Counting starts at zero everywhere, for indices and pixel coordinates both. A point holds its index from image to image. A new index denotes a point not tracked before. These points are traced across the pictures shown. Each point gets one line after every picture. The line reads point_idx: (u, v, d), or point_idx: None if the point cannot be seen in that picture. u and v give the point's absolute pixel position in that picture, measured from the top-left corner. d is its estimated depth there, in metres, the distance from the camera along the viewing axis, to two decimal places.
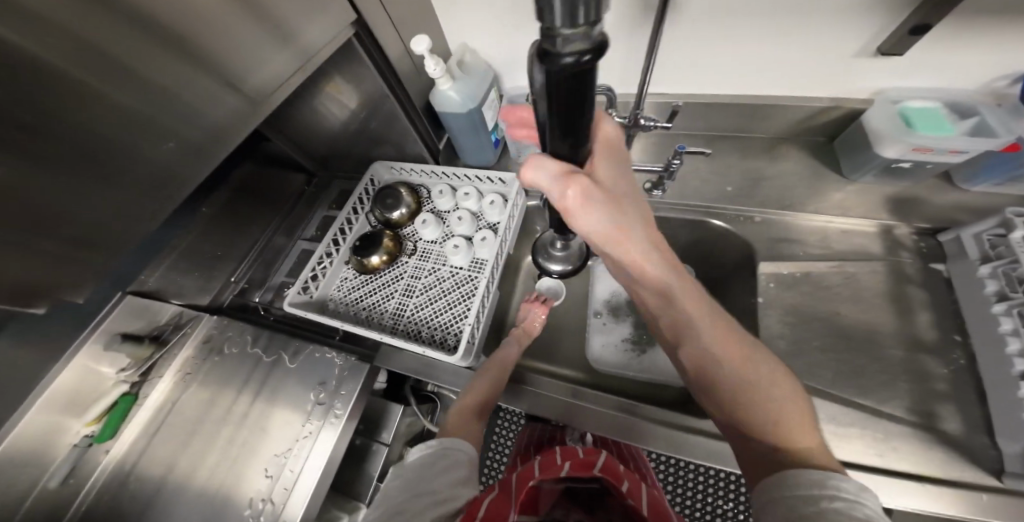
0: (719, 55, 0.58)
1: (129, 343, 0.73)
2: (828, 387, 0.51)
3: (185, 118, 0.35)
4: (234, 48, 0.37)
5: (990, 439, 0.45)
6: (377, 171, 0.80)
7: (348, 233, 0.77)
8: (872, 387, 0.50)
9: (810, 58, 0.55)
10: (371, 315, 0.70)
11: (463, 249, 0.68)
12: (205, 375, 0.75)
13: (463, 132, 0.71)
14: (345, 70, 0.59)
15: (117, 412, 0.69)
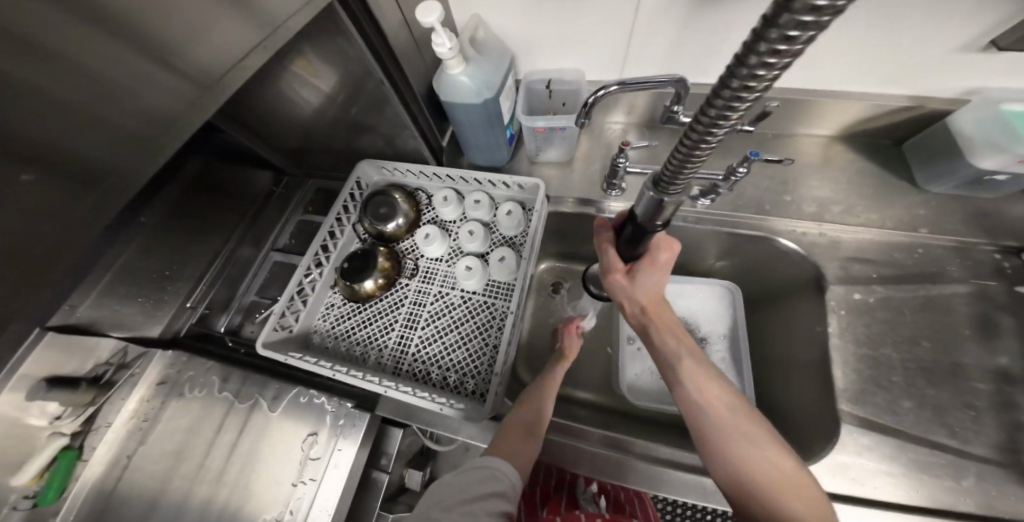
0: None
1: (60, 389, 0.56)
2: (909, 430, 0.45)
3: (114, 105, 0.25)
4: (174, 11, 0.26)
5: None
6: (363, 171, 0.66)
7: (331, 250, 0.63)
8: (955, 425, 0.45)
9: (904, 51, 0.47)
10: (368, 351, 0.59)
11: (477, 271, 0.57)
12: (168, 423, 0.62)
13: (474, 128, 0.59)
14: (320, 43, 0.44)
15: (60, 471, 0.55)
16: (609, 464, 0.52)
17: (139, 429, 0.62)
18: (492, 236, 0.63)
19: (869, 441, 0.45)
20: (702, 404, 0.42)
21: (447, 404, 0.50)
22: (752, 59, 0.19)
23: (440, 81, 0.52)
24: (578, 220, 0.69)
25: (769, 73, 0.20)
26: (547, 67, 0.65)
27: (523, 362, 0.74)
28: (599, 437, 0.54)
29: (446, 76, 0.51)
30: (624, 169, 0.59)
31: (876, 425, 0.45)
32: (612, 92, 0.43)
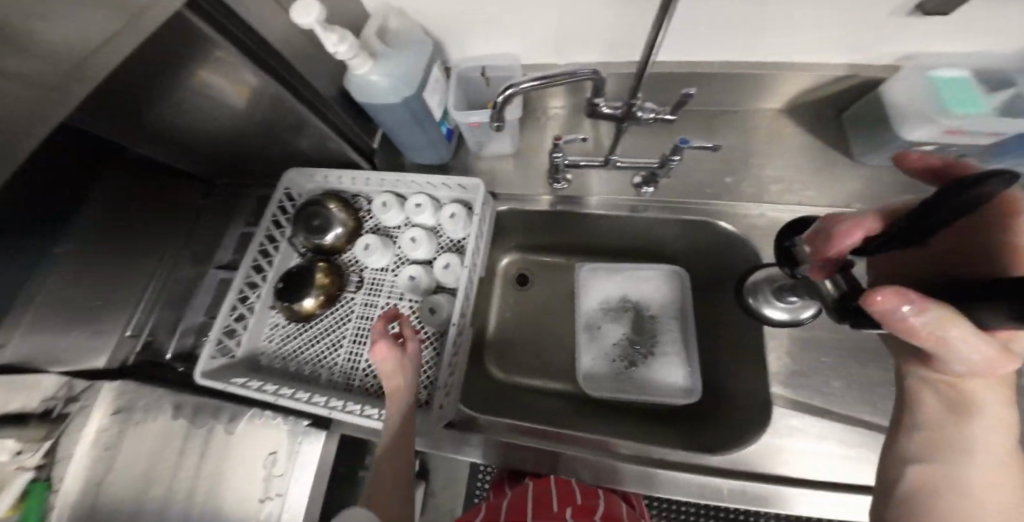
0: (733, 15, 0.46)
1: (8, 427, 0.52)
2: (836, 409, 0.48)
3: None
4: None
5: None
6: (291, 179, 0.62)
7: (268, 269, 0.60)
8: (878, 402, 0.48)
9: (838, 16, 0.45)
10: (318, 369, 0.57)
11: (422, 280, 0.55)
12: (133, 447, 0.60)
13: (402, 129, 0.55)
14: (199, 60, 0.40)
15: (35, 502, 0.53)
16: (604, 469, 0.50)
17: (101, 457, 0.59)
18: (440, 240, 0.60)
19: (800, 421, 0.47)
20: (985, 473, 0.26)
21: None
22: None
23: (349, 87, 0.48)
24: (529, 215, 0.68)
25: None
26: (481, 54, 0.61)
27: (493, 358, 0.73)
28: (602, 438, 0.51)
29: (356, 78, 0.47)
30: (564, 163, 0.57)
31: (805, 406, 0.48)
32: (525, 90, 0.40)
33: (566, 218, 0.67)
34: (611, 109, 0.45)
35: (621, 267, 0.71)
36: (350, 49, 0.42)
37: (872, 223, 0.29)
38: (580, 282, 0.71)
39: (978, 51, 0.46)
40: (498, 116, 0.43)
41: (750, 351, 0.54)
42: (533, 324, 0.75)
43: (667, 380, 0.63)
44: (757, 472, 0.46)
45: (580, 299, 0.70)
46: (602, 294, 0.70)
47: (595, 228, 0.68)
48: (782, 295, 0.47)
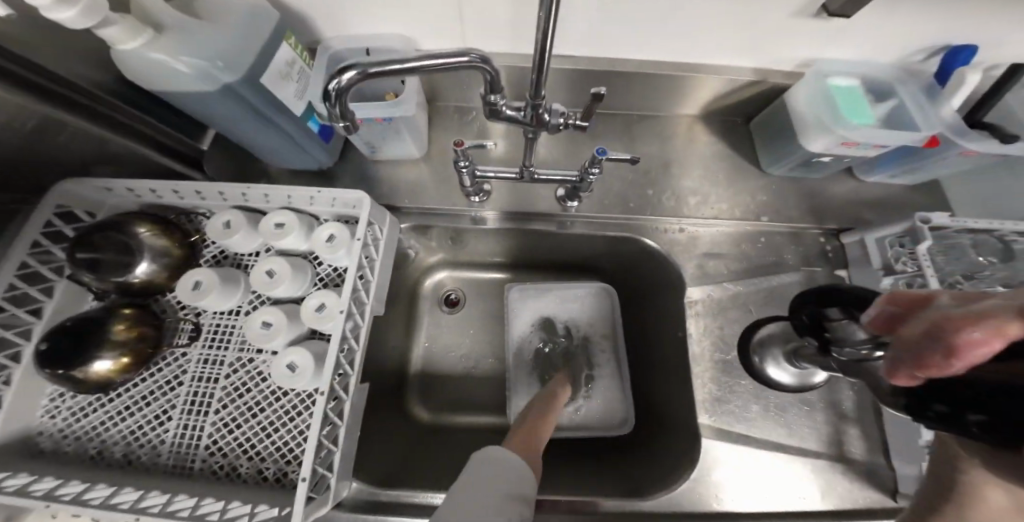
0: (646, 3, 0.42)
1: None
2: (756, 432, 0.45)
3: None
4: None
5: (886, 459, 0.45)
6: (69, 191, 0.42)
7: (35, 322, 0.40)
8: (792, 422, 0.46)
9: (748, 16, 0.42)
10: (132, 452, 0.40)
11: (283, 326, 0.41)
12: None
13: (238, 126, 0.41)
14: None
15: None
16: None
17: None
18: (317, 270, 0.46)
19: (722, 451, 0.45)
20: None
21: (257, 510, 0.35)
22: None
23: (123, 62, 0.33)
24: (436, 230, 0.57)
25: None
26: (361, 33, 0.48)
27: (417, 394, 0.62)
28: (576, 497, 0.44)
29: (132, 54, 0.33)
30: (471, 173, 0.46)
31: (728, 434, 0.45)
32: (366, 76, 0.31)
33: (480, 233, 0.58)
34: (511, 112, 0.36)
35: (550, 285, 0.64)
36: (88, 13, 0.27)
37: (1017, 328, 0.14)
38: (506, 304, 0.63)
39: (864, 63, 0.47)
40: (343, 112, 0.34)
41: (678, 375, 0.51)
42: (453, 354, 0.65)
43: (602, 411, 0.57)
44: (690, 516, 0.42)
45: (507, 324, 0.62)
46: (530, 316, 0.63)
47: (516, 242, 0.59)
48: (795, 360, 0.44)
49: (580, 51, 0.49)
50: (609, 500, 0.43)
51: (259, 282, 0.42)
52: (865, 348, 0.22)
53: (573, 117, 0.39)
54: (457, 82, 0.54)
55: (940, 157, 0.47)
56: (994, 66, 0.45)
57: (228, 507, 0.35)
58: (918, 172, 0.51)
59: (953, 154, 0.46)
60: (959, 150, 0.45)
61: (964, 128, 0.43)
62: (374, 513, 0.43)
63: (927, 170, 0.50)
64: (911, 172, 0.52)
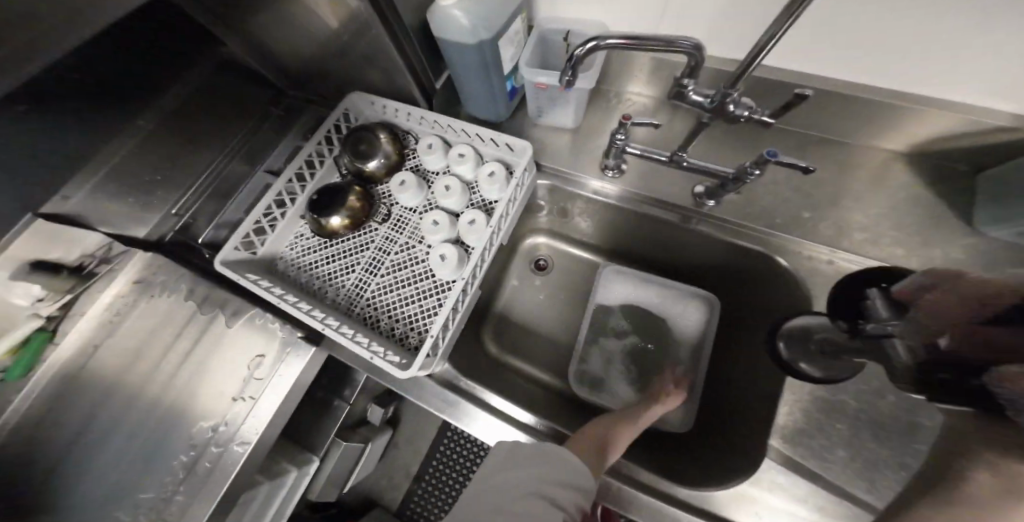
0: (870, 29, 0.41)
1: (40, 275, 0.49)
2: (833, 478, 0.42)
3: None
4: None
5: None
6: (353, 100, 0.63)
7: (308, 182, 0.62)
8: (877, 481, 0.42)
9: (1015, 49, 0.37)
10: (326, 286, 0.58)
11: (445, 227, 0.54)
12: (139, 315, 0.57)
13: (471, 72, 0.54)
14: None
15: (33, 349, 0.50)
16: (614, 496, 0.45)
17: (108, 322, 0.57)
18: (473, 197, 0.59)
19: (783, 478, 0.43)
20: None
21: (385, 354, 0.48)
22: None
23: (434, 15, 0.47)
24: (566, 195, 0.64)
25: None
26: (570, 17, 0.58)
27: (497, 330, 0.72)
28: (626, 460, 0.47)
29: (446, 8, 0.46)
30: (622, 149, 0.52)
31: (800, 468, 0.43)
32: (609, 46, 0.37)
33: (599, 207, 0.63)
34: (695, 95, 0.40)
35: (651, 281, 0.66)
36: None
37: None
38: (601, 280, 0.68)
39: None
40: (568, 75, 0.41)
41: (768, 403, 0.49)
42: (542, 309, 0.73)
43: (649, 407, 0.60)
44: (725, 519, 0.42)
45: (596, 299, 0.67)
46: (620, 302, 0.67)
47: (634, 229, 0.64)
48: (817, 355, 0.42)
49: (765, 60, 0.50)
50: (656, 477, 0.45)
51: (439, 193, 0.56)
52: (892, 325, 0.28)
53: (754, 114, 0.41)
54: (629, 71, 0.60)
55: None
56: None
57: (373, 347, 0.49)
58: None
59: None
60: None
61: None
62: (456, 392, 0.53)
63: None
64: None
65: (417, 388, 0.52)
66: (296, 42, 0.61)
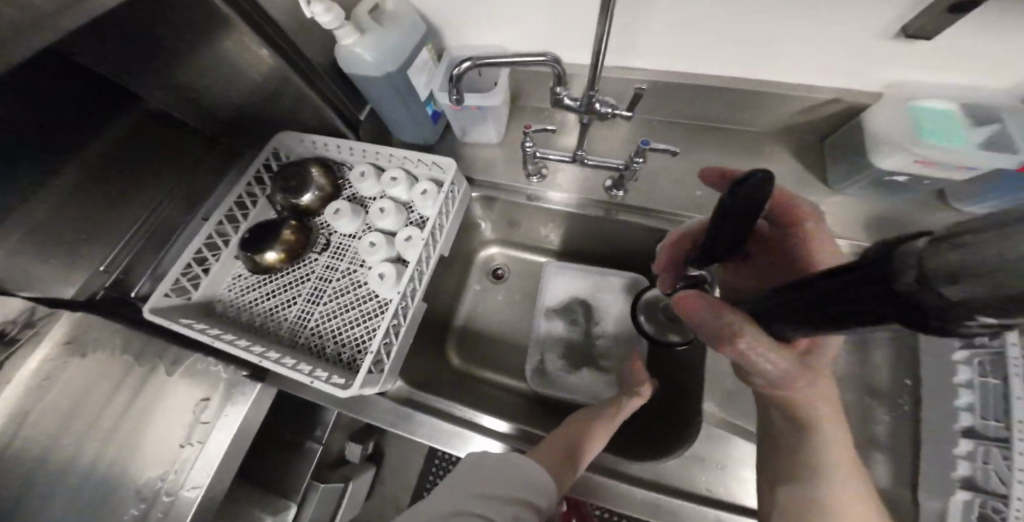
0: (713, 32, 0.48)
1: None
2: None
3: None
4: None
5: (913, 494, 0.47)
6: (282, 139, 0.65)
7: (243, 222, 0.63)
8: None
9: (817, 40, 0.46)
10: (269, 322, 0.58)
11: (382, 247, 0.56)
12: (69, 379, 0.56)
13: (387, 103, 0.58)
14: (209, 17, 0.46)
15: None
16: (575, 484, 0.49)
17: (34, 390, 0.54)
18: (410, 216, 0.61)
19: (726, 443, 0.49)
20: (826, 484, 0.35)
21: (328, 378, 0.49)
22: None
23: (340, 56, 0.51)
24: (499, 204, 0.69)
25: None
26: (476, 42, 0.63)
27: (457, 343, 0.74)
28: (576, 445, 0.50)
29: (346, 47, 0.51)
30: (534, 155, 0.58)
31: None
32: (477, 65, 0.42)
33: (534, 211, 0.68)
34: (572, 102, 0.45)
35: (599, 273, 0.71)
36: (334, 20, 0.45)
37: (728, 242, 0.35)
38: (545, 280, 0.72)
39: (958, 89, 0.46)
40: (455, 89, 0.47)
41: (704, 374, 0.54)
42: (498, 315, 0.76)
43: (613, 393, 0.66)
44: (685, 490, 0.47)
45: (542, 297, 0.71)
46: (564, 298, 0.71)
47: (568, 227, 0.69)
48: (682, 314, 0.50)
49: (645, 64, 0.56)
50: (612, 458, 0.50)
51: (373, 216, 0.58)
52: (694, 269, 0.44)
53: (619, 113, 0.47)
54: (536, 83, 0.66)
55: None
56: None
57: (315, 373, 0.49)
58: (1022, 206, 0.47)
59: None
60: None
61: None
62: (411, 406, 0.54)
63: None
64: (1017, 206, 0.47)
65: (368, 407, 0.53)
66: (214, 90, 0.63)
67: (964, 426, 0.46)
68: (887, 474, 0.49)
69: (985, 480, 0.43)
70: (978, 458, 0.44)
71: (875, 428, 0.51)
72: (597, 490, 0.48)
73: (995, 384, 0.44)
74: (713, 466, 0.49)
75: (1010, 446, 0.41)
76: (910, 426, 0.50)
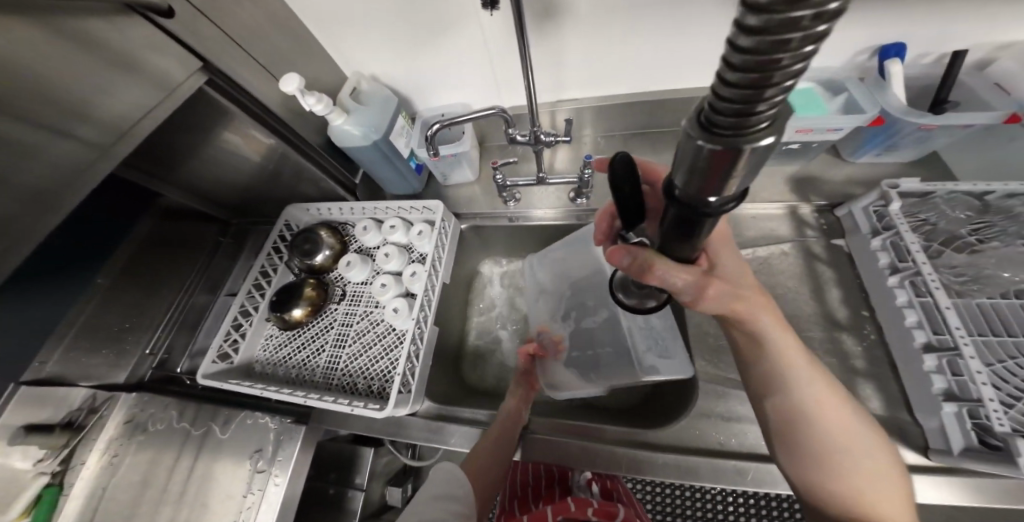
0: (612, 50, 0.62)
1: (38, 434, 0.63)
2: None
3: (30, 166, 0.34)
4: (71, 84, 0.36)
5: (911, 415, 0.45)
6: (292, 213, 0.75)
7: (269, 288, 0.72)
8: None
9: None
10: (303, 372, 0.65)
11: (392, 285, 0.64)
12: (138, 453, 0.67)
13: (376, 164, 0.69)
14: (220, 121, 0.56)
15: (47, 503, 0.61)
16: (597, 457, 0.54)
17: (110, 463, 0.66)
18: (411, 255, 0.70)
19: (724, 395, 0.55)
20: (811, 412, 0.41)
21: (363, 406, 0.56)
22: (725, 110, 0.16)
23: (332, 135, 0.62)
24: (488, 230, 0.79)
25: (764, 109, 0.16)
26: (438, 102, 0.75)
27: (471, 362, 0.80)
28: (591, 426, 0.57)
29: (338, 126, 0.62)
30: (505, 184, 0.68)
31: None
32: (447, 123, 0.53)
33: (515, 231, 0.78)
34: (521, 137, 0.56)
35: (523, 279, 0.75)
36: (326, 108, 0.56)
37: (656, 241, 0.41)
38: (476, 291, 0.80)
39: (824, 67, 0.56)
40: (432, 143, 0.58)
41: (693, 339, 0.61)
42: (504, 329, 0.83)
43: (625, 376, 0.57)
44: (697, 447, 0.52)
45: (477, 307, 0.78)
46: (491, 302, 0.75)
47: (547, 238, 0.79)
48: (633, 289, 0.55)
49: (577, 94, 0.71)
50: (627, 431, 0.55)
51: (383, 262, 0.67)
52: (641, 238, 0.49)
53: (561, 138, 0.58)
54: (494, 125, 0.78)
55: (909, 133, 0.53)
56: (932, 57, 0.52)
57: (352, 404, 0.56)
58: (905, 149, 0.56)
59: (913, 129, 0.52)
60: (916, 126, 0.51)
61: (909, 109, 0.50)
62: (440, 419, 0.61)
63: (910, 147, 0.56)
64: (897, 150, 0.57)
65: (411, 428, 0.60)
66: (225, 180, 0.74)
67: (922, 343, 0.44)
68: (880, 399, 0.47)
69: (961, 390, 0.40)
70: (946, 371, 0.41)
71: (851, 357, 0.50)
72: (622, 464, 0.53)
73: (931, 301, 0.43)
74: (719, 419, 0.54)
75: (959, 353, 0.39)
76: (882, 350, 0.49)
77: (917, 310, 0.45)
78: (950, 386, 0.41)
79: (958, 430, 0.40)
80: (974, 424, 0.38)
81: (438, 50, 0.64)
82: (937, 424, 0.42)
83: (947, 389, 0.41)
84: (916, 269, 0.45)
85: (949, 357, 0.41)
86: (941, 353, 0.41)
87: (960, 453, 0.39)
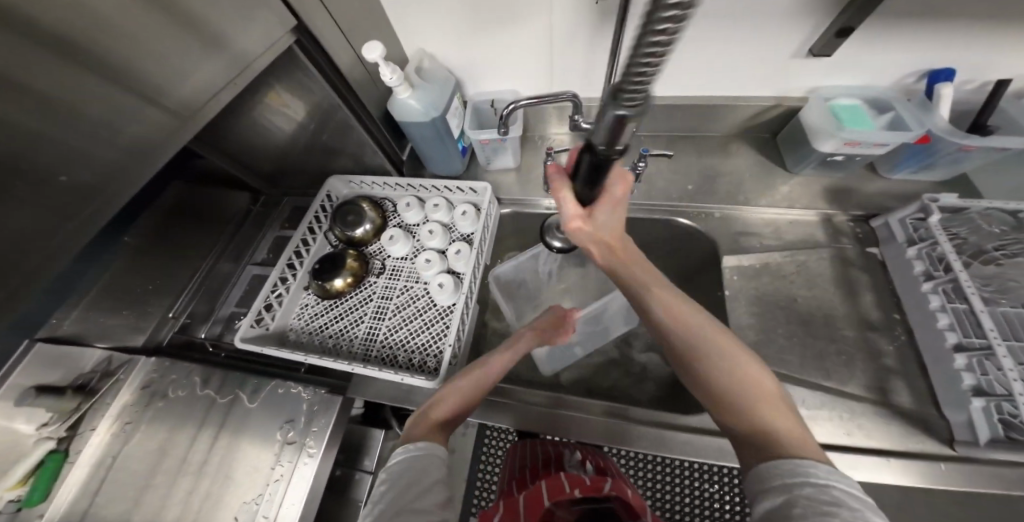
0: None
1: (48, 396, 0.62)
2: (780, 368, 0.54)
3: (105, 135, 0.33)
4: (159, 60, 0.34)
5: (938, 410, 0.48)
6: (334, 185, 0.76)
7: (306, 256, 0.72)
8: (830, 367, 0.53)
9: (750, 65, 0.60)
10: (340, 342, 0.65)
11: (437, 262, 0.65)
12: (152, 423, 0.64)
13: (430, 142, 0.70)
14: (286, 82, 0.56)
15: (47, 473, 0.58)
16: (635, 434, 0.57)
17: (123, 429, 0.64)
18: (453, 235, 0.71)
19: None
20: None
21: (409, 377, 0.56)
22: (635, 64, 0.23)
23: (392, 108, 0.63)
24: (525, 217, 0.80)
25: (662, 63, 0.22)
26: (489, 87, 0.77)
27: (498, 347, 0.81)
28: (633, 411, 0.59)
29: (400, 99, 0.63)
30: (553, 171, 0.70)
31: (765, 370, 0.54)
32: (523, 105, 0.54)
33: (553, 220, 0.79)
34: (585, 125, 0.58)
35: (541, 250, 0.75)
36: (398, 79, 0.57)
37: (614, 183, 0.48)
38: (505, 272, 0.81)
39: (872, 87, 0.60)
40: (504, 123, 0.59)
41: None
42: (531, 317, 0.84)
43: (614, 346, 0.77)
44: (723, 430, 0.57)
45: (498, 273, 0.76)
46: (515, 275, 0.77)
47: None
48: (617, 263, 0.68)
49: None
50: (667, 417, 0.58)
51: (427, 238, 0.68)
52: None
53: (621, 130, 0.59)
54: (540, 115, 0.79)
55: (948, 153, 0.57)
56: (976, 83, 0.56)
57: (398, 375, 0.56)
58: (940, 167, 0.60)
59: (954, 149, 0.56)
60: (957, 146, 0.55)
61: (953, 129, 0.54)
62: None
63: (946, 166, 0.60)
64: (933, 168, 0.61)
65: None
66: (267, 146, 0.74)
67: (953, 343, 0.47)
68: (910, 395, 0.50)
69: (991, 386, 0.43)
70: (975, 369, 0.45)
71: (884, 357, 0.53)
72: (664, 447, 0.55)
73: (964, 307, 0.47)
74: None
75: (991, 352, 0.42)
76: (912, 351, 0.52)
77: (949, 314, 0.48)
78: (980, 383, 0.44)
79: (984, 423, 0.43)
80: (1000, 417, 0.42)
81: (502, 37, 0.65)
82: (964, 417, 0.45)
83: (976, 385, 0.44)
84: (953, 277, 0.48)
85: (980, 357, 0.44)
86: (973, 353, 0.44)
87: (987, 444, 0.42)
